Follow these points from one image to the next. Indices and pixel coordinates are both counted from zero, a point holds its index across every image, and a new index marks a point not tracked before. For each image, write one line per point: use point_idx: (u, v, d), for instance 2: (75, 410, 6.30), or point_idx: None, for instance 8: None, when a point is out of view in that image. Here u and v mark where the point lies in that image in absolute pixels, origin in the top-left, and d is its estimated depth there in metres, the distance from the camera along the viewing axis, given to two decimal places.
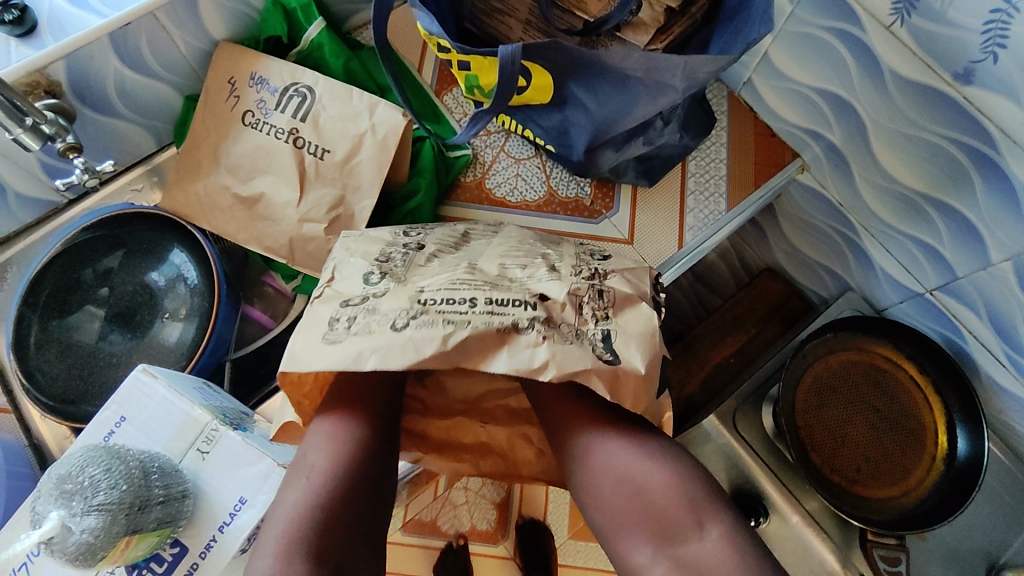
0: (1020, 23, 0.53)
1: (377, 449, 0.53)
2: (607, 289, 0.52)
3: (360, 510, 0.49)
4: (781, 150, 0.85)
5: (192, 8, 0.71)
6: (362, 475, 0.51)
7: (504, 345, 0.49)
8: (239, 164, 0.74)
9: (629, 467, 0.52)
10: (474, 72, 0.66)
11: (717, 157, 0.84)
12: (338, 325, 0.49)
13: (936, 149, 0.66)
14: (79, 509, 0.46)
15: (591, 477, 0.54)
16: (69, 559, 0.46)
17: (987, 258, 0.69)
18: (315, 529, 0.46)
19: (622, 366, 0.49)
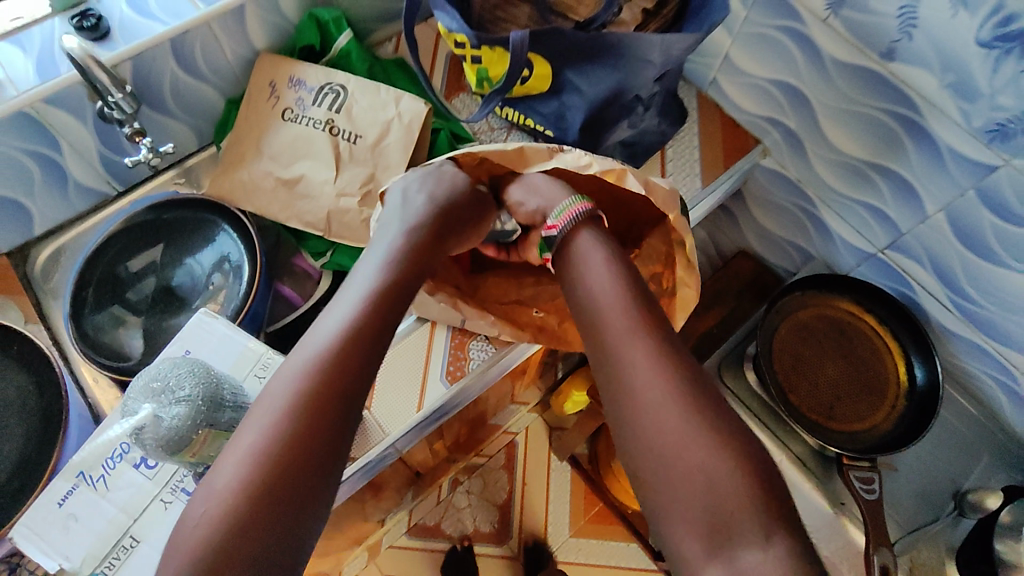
0: (925, 6, 0.67)
1: (375, 336, 0.57)
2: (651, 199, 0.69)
3: (287, 492, 0.48)
4: (745, 141, 0.98)
5: (240, 20, 0.83)
6: (350, 367, 0.54)
7: (554, 156, 0.66)
8: (280, 152, 0.85)
9: (633, 369, 0.54)
10: (484, 65, 0.78)
11: (692, 146, 0.96)
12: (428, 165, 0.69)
13: (873, 120, 0.80)
14: (167, 400, 0.54)
15: (607, 357, 0.57)
16: (156, 447, 0.54)
17: (923, 210, 0.81)
18: (230, 514, 0.47)
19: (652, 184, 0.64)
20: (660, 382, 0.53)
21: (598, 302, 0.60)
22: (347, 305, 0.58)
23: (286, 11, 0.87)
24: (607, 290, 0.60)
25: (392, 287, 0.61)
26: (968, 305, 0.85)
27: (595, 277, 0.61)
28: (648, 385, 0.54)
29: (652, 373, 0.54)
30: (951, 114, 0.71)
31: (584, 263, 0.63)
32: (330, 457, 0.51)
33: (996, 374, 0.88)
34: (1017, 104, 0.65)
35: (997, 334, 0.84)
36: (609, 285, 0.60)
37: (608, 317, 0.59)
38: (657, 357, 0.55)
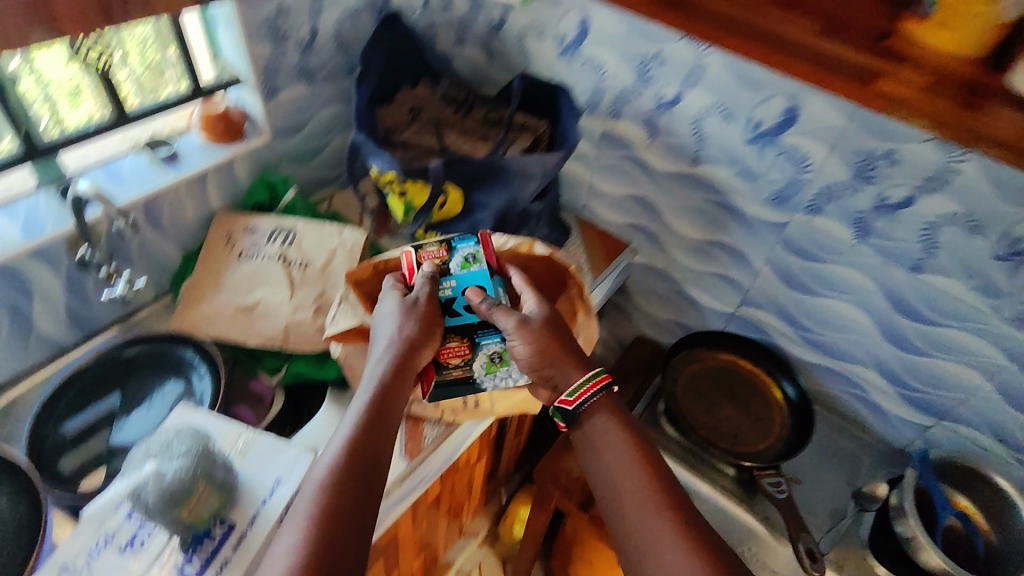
0: (707, 125, 0.98)
1: (366, 474, 0.62)
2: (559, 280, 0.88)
3: None
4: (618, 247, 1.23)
5: (202, 186, 1.01)
6: (349, 507, 0.59)
7: None
8: (239, 285, 0.99)
9: (662, 546, 0.61)
10: (409, 197, 0.98)
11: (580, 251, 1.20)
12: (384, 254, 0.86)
13: (701, 208, 1.09)
14: (168, 457, 0.61)
15: (633, 531, 0.63)
16: (155, 503, 0.59)
17: (753, 267, 1.08)
18: None
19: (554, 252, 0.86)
20: (687, 561, 0.59)
21: (623, 486, 0.66)
22: (338, 444, 0.63)
23: (238, 179, 1.07)
24: (631, 472, 0.66)
25: (375, 418, 0.66)
26: (809, 336, 1.09)
27: (616, 458, 0.68)
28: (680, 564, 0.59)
29: (677, 550, 0.60)
30: (746, 193, 1.01)
31: (602, 441, 0.69)
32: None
33: (848, 388, 1.09)
34: (782, 177, 0.96)
35: (834, 353, 1.07)
36: (631, 468, 0.67)
37: (637, 500, 0.64)
38: (679, 530, 0.61)
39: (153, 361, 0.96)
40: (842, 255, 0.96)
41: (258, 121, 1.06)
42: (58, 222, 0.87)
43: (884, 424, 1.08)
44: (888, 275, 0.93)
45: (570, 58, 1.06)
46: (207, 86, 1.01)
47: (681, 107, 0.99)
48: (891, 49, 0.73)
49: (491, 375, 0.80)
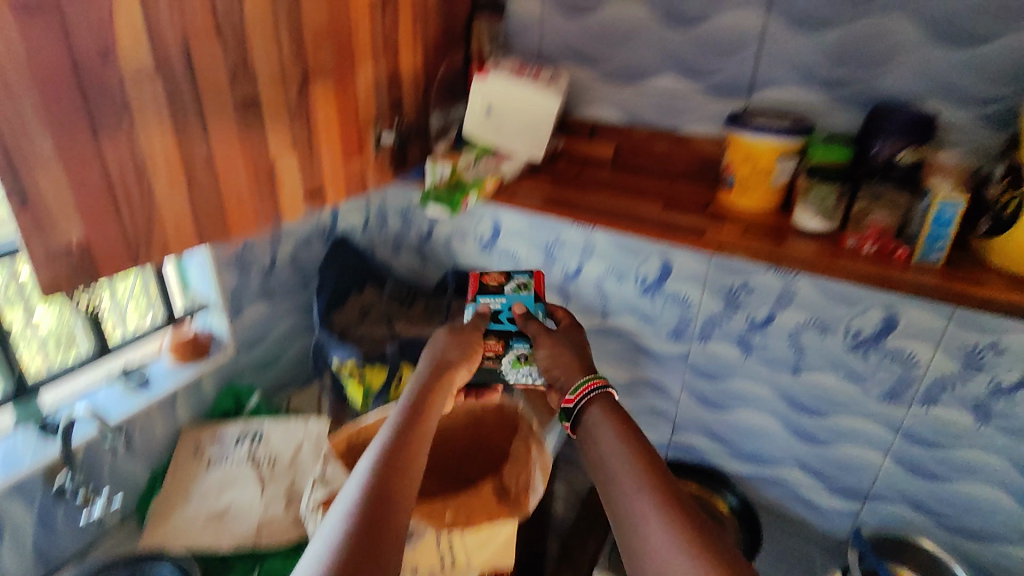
0: (608, 285, 1.21)
1: (400, 467, 0.69)
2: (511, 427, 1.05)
3: (374, 527, 0.61)
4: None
5: (172, 404, 1.10)
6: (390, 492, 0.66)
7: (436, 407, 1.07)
8: (209, 491, 1.05)
9: (644, 517, 0.62)
10: (367, 380, 1.12)
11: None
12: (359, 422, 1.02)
13: (619, 353, 1.27)
14: None
15: (622, 504, 0.65)
16: None
17: (674, 396, 1.25)
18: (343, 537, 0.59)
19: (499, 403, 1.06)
20: (669, 534, 0.60)
21: (616, 462, 0.69)
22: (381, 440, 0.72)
23: (205, 393, 1.16)
24: (624, 450, 0.70)
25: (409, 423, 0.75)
26: (736, 448, 1.23)
27: (613, 443, 0.72)
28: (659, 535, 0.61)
29: (659, 523, 0.61)
30: (650, 334, 1.22)
31: (600, 430, 0.74)
32: (395, 519, 0.64)
33: (782, 489, 1.21)
34: (673, 317, 1.17)
35: (761, 459, 1.21)
36: (625, 447, 0.70)
37: (629, 474, 0.67)
38: (663, 504, 0.63)
39: None
40: (738, 371, 1.15)
41: (223, 339, 1.19)
42: (30, 457, 0.91)
43: (822, 517, 1.19)
44: (778, 380, 1.13)
45: (490, 252, 1.30)
46: (178, 313, 1.17)
47: (583, 275, 1.23)
48: (714, 212, 0.91)
49: (515, 370, 0.90)
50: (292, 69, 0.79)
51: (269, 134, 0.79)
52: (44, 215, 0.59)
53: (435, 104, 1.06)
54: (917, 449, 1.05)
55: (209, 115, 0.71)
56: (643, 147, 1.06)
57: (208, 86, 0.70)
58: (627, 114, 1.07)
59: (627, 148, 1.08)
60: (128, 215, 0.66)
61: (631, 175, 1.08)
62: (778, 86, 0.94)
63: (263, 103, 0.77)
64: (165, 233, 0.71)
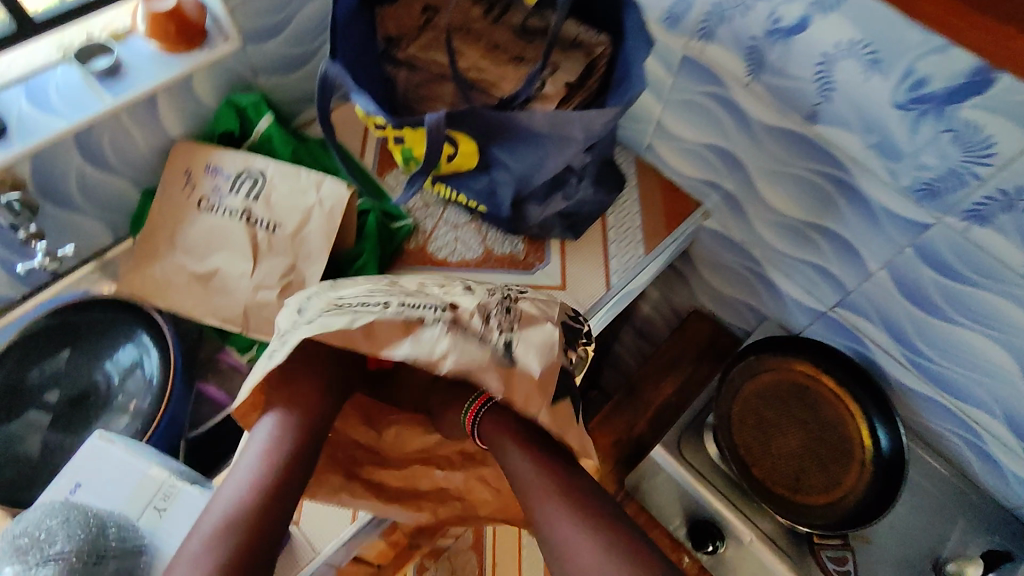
0: (840, 69, 0.66)
1: (273, 499, 0.56)
2: (515, 307, 0.61)
3: (268, 504, 0.55)
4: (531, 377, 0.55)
5: (153, 110, 0.80)
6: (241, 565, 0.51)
7: (410, 334, 0.56)
8: (195, 245, 0.80)
9: (579, 546, 0.54)
10: (408, 145, 0.75)
11: (416, 348, 0.55)
12: (278, 348, 0.58)
13: (806, 182, 0.79)
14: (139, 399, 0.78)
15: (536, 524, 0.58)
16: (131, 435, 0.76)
17: (864, 266, 0.80)
18: (236, 534, 0.53)
19: (517, 366, 0.56)
20: (528, 465, 0.60)
21: (522, 482, 0.59)
22: (248, 473, 0.56)
23: (200, 98, 0.84)
24: (516, 459, 0.60)
25: (294, 436, 0.60)
26: (925, 362, 0.82)
27: (517, 469, 0.60)
28: (573, 538, 0.55)
29: (525, 460, 0.60)
30: (878, 172, 0.71)
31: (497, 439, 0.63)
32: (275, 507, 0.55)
33: (959, 433, 0.84)
34: (938, 164, 0.65)
35: (952, 389, 0.82)
36: (523, 465, 0.60)
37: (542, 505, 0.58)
38: (577, 509, 0.57)
39: (102, 327, 0.82)
40: (1003, 281, 0.67)
41: (222, 23, 0.81)
42: None
43: (999, 484, 0.84)
44: None
45: None
46: None
47: (805, 36, 0.67)
48: None
49: None
50: None
51: None
52: None
53: None
54: None
55: None
56: None
57: None
58: None
59: None
60: None
61: None
62: None
63: None
64: None
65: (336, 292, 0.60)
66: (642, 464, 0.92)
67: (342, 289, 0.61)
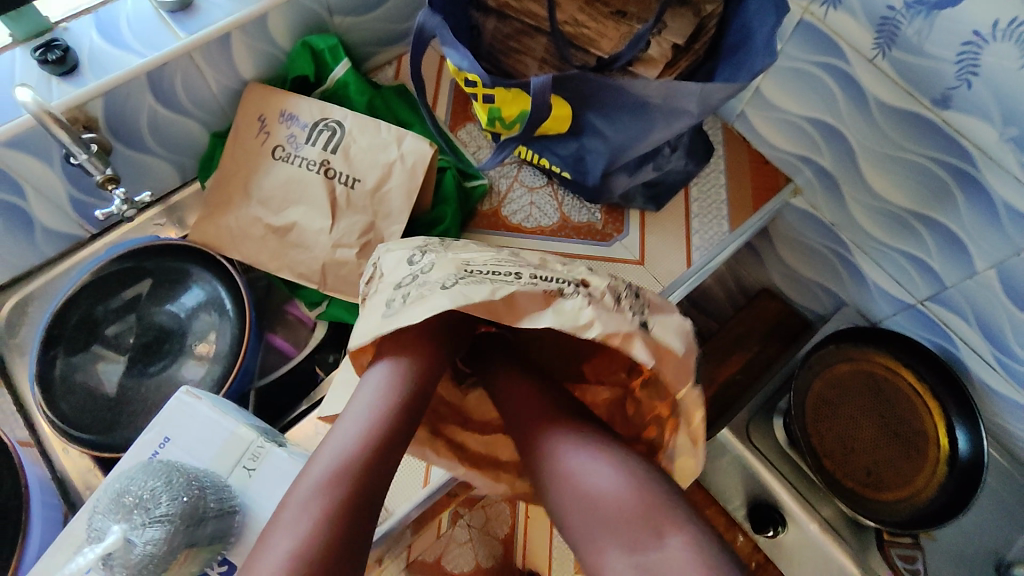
0: (989, 52, 0.60)
1: (381, 464, 0.51)
2: (642, 290, 0.54)
3: (376, 468, 0.51)
4: (681, 359, 0.50)
5: (227, 50, 0.76)
6: (343, 531, 0.47)
7: (549, 305, 0.50)
8: (271, 196, 0.77)
9: (580, 459, 0.55)
10: (497, 105, 0.71)
11: (558, 318, 0.49)
12: (398, 302, 0.52)
13: (922, 170, 0.73)
14: (211, 350, 0.78)
15: (525, 447, 0.58)
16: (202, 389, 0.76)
17: (969, 264, 0.76)
18: (342, 498, 0.48)
19: (661, 345, 0.50)
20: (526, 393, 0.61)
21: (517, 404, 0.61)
22: (355, 428, 0.52)
23: (276, 38, 0.79)
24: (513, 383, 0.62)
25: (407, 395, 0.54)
26: (1017, 367, 0.78)
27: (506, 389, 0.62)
28: (599, 479, 0.53)
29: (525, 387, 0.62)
30: (1010, 166, 0.65)
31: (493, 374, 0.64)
32: (381, 474, 0.51)
33: None
34: None
35: None
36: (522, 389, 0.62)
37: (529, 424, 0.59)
38: (578, 429, 0.58)
39: (169, 277, 0.79)
40: None
41: None
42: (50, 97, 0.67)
43: None
44: None
45: None
46: None
47: (954, 12, 0.60)
48: None
49: None
50: None
51: None
52: None
53: None
54: None
55: None
56: None
57: None
58: None
59: None
60: None
61: None
62: None
63: None
64: None
65: (458, 254, 0.55)
66: (704, 447, 0.92)
67: (460, 252, 0.56)
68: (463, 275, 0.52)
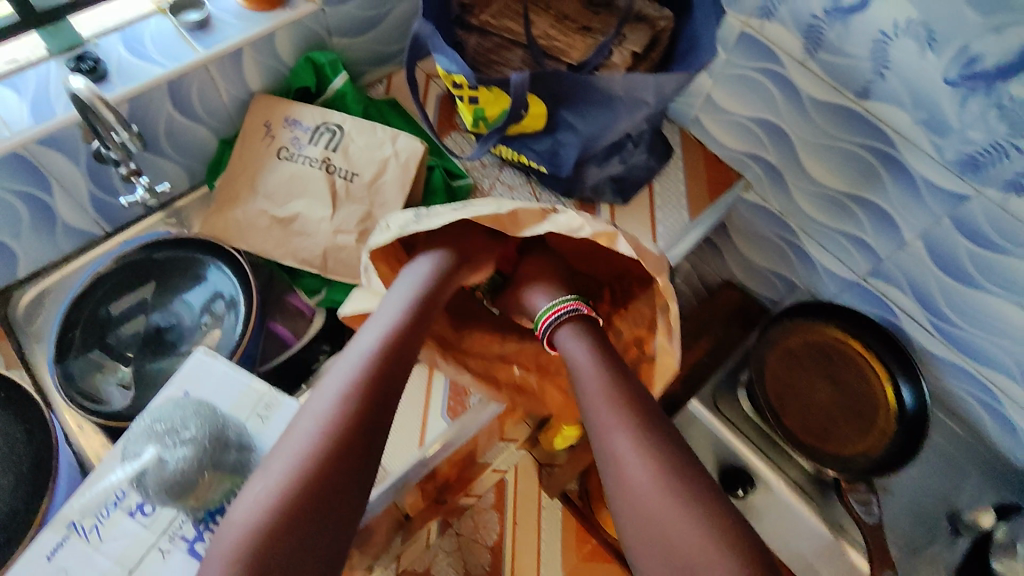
0: (896, 48, 0.71)
1: (403, 344, 0.65)
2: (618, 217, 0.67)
3: (398, 347, 0.64)
4: (658, 255, 0.61)
5: (238, 63, 0.85)
6: (373, 389, 0.61)
7: (546, 218, 0.62)
8: (276, 191, 0.85)
9: (679, 517, 0.55)
10: (480, 105, 0.80)
11: (554, 227, 0.62)
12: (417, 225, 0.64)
13: (852, 155, 0.84)
14: (219, 334, 0.83)
15: (595, 440, 0.61)
16: None
17: (900, 238, 0.86)
18: (372, 366, 0.62)
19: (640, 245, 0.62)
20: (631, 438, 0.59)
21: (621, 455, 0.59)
22: (384, 317, 0.66)
23: (281, 54, 0.89)
24: (616, 430, 0.60)
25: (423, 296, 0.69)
26: (950, 328, 0.89)
27: (608, 433, 0.60)
28: (691, 537, 0.54)
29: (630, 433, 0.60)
30: (924, 146, 0.75)
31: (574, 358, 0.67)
32: (404, 351, 0.65)
33: (980, 397, 0.91)
34: (982, 138, 0.70)
35: (973, 353, 0.88)
36: (625, 440, 0.59)
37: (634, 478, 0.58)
38: (642, 443, 0.59)
39: (183, 267, 0.87)
40: None
41: None
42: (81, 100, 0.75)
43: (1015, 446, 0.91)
44: None
45: None
46: None
47: (864, 16, 0.72)
48: None
49: None
50: None
51: None
52: None
53: None
54: None
55: None
56: None
57: None
58: None
59: None
60: None
61: None
62: None
63: None
64: None
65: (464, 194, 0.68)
66: (678, 419, 1.01)
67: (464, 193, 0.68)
68: (471, 202, 0.65)
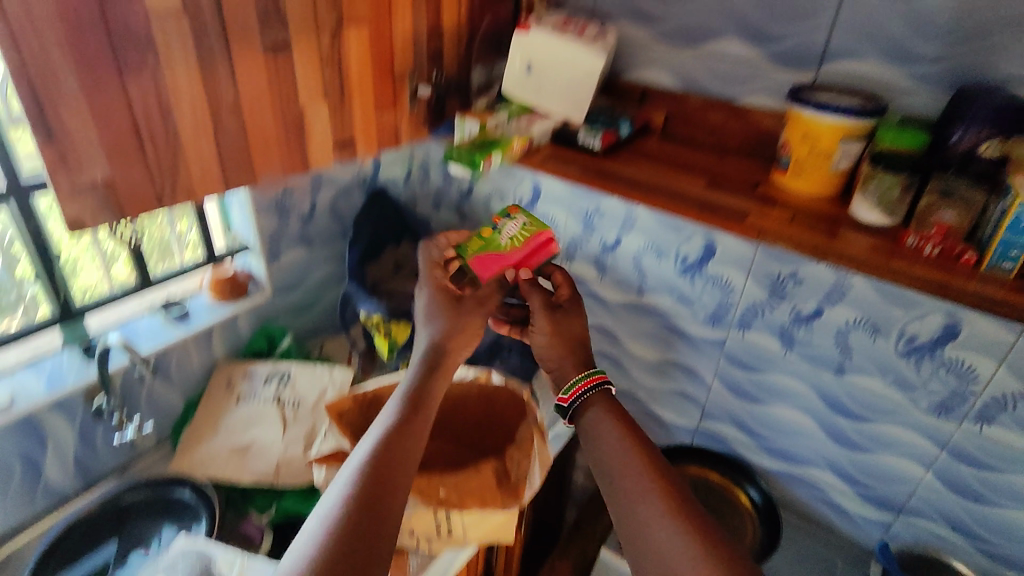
0: (646, 261, 1.17)
1: (406, 438, 0.67)
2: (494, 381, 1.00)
3: (400, 438, 0.66)
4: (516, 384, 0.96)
5: (208, 338, 1.14)
6: (376, 485, 0.61)
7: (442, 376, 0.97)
8: (236, 426, 1.09)
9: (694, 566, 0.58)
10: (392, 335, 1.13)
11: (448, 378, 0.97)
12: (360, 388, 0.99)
13: (654, 333, 1.23)
14: None
15: (622, 501, 0.65)
16: None
17: (706, 383, 1.20)
18: (379, 458, 0.63)
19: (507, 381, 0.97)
20: (648, 500, 0.64)
21: (641, 511, 0.64)
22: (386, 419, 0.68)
23: (241, 331, 1.20)
24: (640, 497, 0.64)
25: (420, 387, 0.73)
26: (767, 443, 1.18)
27: (631, 492, 0.65)
28: None
29: (644, 494, 0.64)
30: (687, 315, 1.17)
31: (600, 435, 0.72)
32: (406, 441, 0.66)
33: (810, 491, 1.17)
34: (713, 301, 1.12)
35: (791, 457, 1.17)
36: (645, 502, 0.64)
37: (655, 532, 0.61)
38: (665, 505, 0.63)
39: (149, 507, 1.01)
40: (776, 364, 1.10)
41: (261, 281, 1.22)
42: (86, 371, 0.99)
43: (851, 525, 1.15)
44: (818, 378, 1.07)
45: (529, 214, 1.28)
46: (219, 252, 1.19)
47: (622, 248, 1.18)
48: (763, 194, 0.85)
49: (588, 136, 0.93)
50: (326, 14, 0.76)
51: (300, 80, 0.77)
52: (67, 147, 0.60)
53: (477, 59, 1.01)
54: (965, 468, 0.98)
55: (237, 57, 0.69)
56: (697, 117, 0.98)
57: (239, 29, 0.68)
58: (683, 80, 0.99)
59: (679, 118, 1.00)
60: (154, 155, 0.66)
61: (680, 148, 1.00)
62: (854, 58, 0.84)
63: (295, 50, 0.75)
64: (191, 176, 0.71)
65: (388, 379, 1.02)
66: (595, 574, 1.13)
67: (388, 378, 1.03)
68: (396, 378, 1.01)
